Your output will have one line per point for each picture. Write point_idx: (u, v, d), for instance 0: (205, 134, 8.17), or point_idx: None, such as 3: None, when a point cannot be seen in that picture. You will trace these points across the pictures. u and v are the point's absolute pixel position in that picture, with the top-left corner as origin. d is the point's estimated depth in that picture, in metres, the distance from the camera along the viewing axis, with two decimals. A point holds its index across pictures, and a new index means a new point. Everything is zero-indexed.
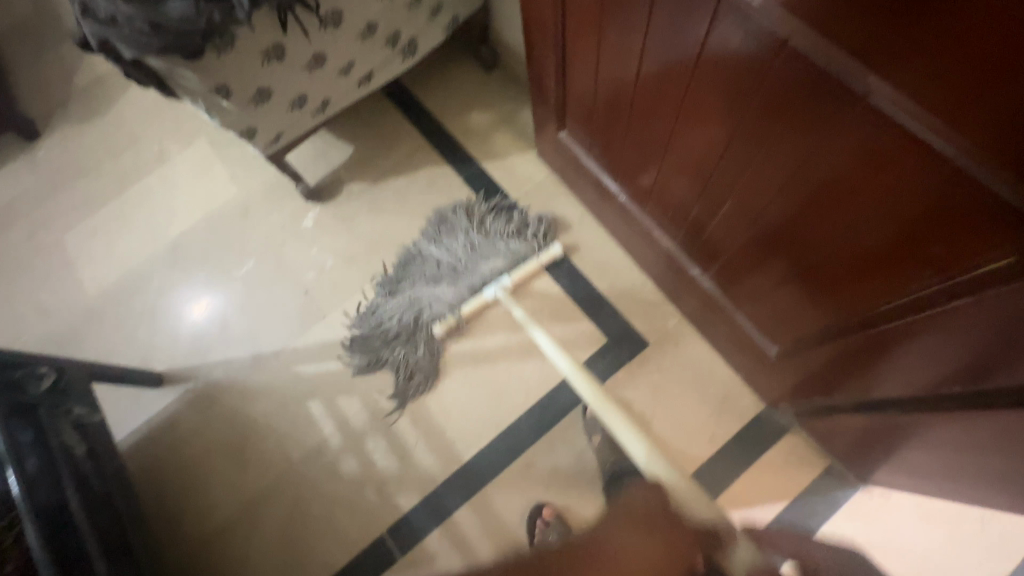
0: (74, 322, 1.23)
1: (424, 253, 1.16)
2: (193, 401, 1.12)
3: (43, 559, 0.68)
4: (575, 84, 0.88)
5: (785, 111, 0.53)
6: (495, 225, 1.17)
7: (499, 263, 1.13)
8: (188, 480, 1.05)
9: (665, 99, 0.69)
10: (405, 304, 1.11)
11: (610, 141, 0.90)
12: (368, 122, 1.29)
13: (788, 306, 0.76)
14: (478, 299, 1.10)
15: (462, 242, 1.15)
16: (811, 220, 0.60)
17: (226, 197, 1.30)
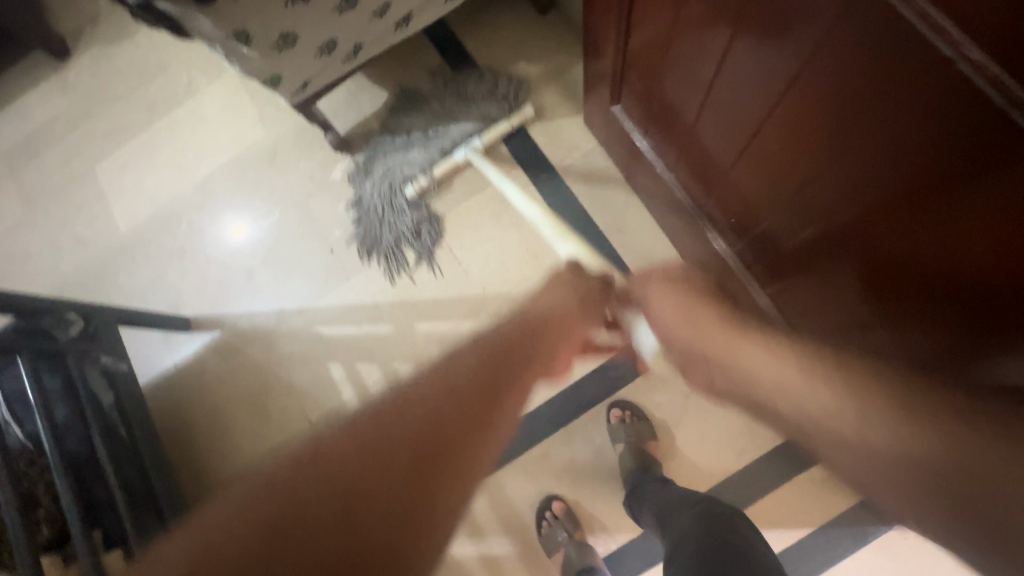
0: (107, 257, 1.24)
1: (398, 127, 1.14)
2: (218, 349, 1.13)
3: (72, 510, 0.71)
4: (637, 56, 0.75)
5: (901, 115, 0.41)
6: (467, 87, 1.13)
7: (471, 125, 1.11)
8: (212, 426, 1.09)
9: (742, 72, 0.56)
10: (388, 178, 1.12)
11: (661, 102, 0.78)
12: (404, 67, 1.18)
13: (843, 328, 0.67)
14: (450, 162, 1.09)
15: (434, 108, 1.12)
16: (898, 247, 0.49)
17: (254, 138, 1.24)
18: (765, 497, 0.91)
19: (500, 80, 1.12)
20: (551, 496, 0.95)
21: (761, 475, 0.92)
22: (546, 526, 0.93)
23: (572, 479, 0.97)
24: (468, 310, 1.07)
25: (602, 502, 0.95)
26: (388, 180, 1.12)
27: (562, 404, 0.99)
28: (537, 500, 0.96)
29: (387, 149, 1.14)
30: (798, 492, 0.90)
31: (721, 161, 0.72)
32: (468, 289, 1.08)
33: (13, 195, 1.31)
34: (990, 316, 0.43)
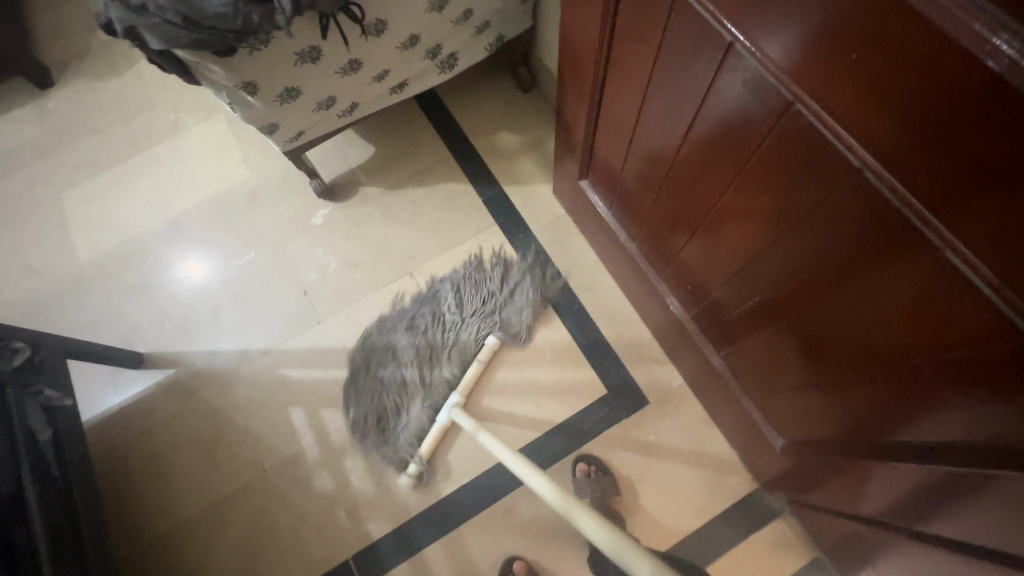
0: (60, 286, 1.19)
1: (418, 321, 1.09)
2: (171, 388, 1.07)
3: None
4: (604, 144, 0.87)
5: (806, 195, 0.51)
6: (486, 288, 1.11)
7: (468, 344, 1.07)
8: (153, 471, 1.01)
9: (684, 157, 0.68)
10: (390, 388, 1.04)
11: (613, 172, 0.90)
12: (393, 127, 1.26)
13: (784, 384, 0.75)
14: (435, 429, 1.00)
15: (457, 312, 1.09)
16: (817, 304, 0.58)
17: (236, 179, 1.26)
18: (723, 556, 0.92)
19: (511, 288, 1.11)
20: (512, 555, 0.93)
21: (719, 533, 0.94)
22: None
23: (536, 536, 0.94)
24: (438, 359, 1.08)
25: (566, 561, 0.93)
26: (393, 382, 1.04)
27: (529, 456, 1.00)
28: (498, 559, 0.93)
29: (400, 343, 1.08)
30: (754, 550, 0.92)
31: (665, 217, 0.82)
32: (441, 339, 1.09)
33: None
34: (896, 356, 0.51)
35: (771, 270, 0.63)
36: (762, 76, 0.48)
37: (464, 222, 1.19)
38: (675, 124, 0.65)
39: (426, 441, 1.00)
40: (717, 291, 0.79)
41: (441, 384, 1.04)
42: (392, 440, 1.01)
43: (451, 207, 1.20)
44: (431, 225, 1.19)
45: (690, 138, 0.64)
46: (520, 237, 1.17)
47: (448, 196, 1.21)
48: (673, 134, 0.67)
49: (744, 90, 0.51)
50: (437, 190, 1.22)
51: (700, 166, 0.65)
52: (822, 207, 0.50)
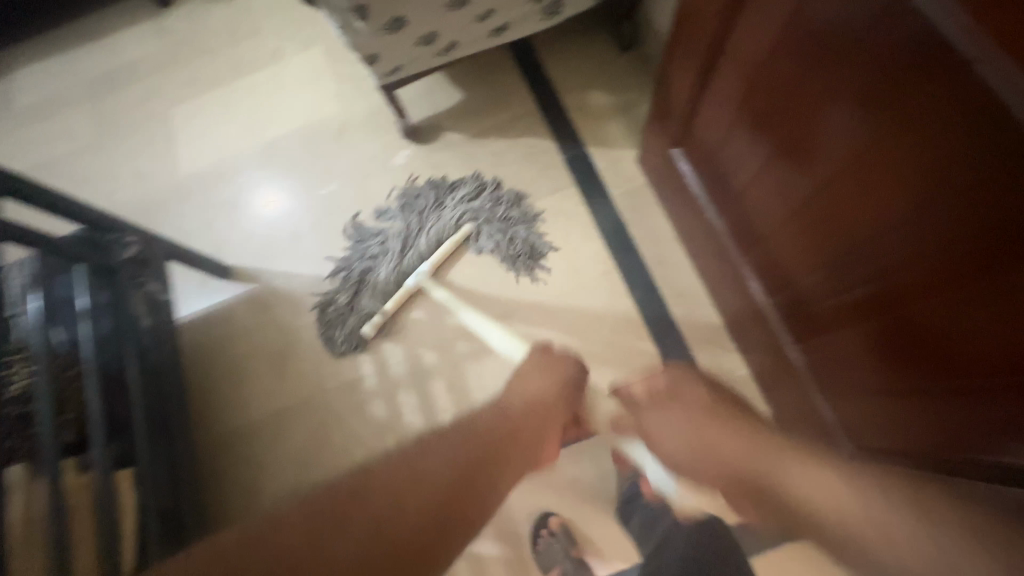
0: (163, 194, 1.28)
1: (416, 200, 1.18)
2: (251, 302, 1.15)
3: (98, 418, 0.73)
4: (707, 113, 0.83)
5: (952, 164, 0.45)
6: (496, 204, 1.15)
7: (448, 225, 1.13)
8: (229, 375, 1.10)
9: (801, 123, 0.62)
10: (372, 247, 1.15)
11: (712, 143, 0.85)
12: (483, 74, 1.24)
13: (871, 390, 0.68)
14: (401, 290, 1.09)
15: (455, 208, 1.15)
16: (935, 295, 0.52)
17: (327, 112, 1.29)
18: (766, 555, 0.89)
19: (515, 219, 1.13)
20: (547, 511, 0.94)
21: (764, 532, 0.91)
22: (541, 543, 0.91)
23: (574, 498, 0.95)
24: (500, 311, 1.08)
25: (600, 527, 0.93)
26: (376, 241, 1.15)
27: None
28: (533, 512, 0.95)
29: (393, 215, 1.18)
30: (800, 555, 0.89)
31: (762, 203, 0.77)
32: (505, 292, 1.09)
33: (89, 121, 1.37)
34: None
35: (881, 254, 0.57)
36: (929, 14, 0.42)
37: (542, 180, 1.16)
38: (802, 93, 0.61)
39: (392, 299, 1.09)
40: (805, 286, 0.74)
41: (415, 253, 1.12)
42: (361, 294, 1.11)
43: (531, 162, 1.18)
44: (509, 177, 1.17)
45: (817, 109, 0.59)
46: (598, 201, 1.13)
47: (530, 151, 1.19)
48: (796, 106, 0.62)
49: (902, 35, 0.46)
50: (519, 143, 1.19)
51: (818, 142, 0.61)
52: (971, 176, 0.44)
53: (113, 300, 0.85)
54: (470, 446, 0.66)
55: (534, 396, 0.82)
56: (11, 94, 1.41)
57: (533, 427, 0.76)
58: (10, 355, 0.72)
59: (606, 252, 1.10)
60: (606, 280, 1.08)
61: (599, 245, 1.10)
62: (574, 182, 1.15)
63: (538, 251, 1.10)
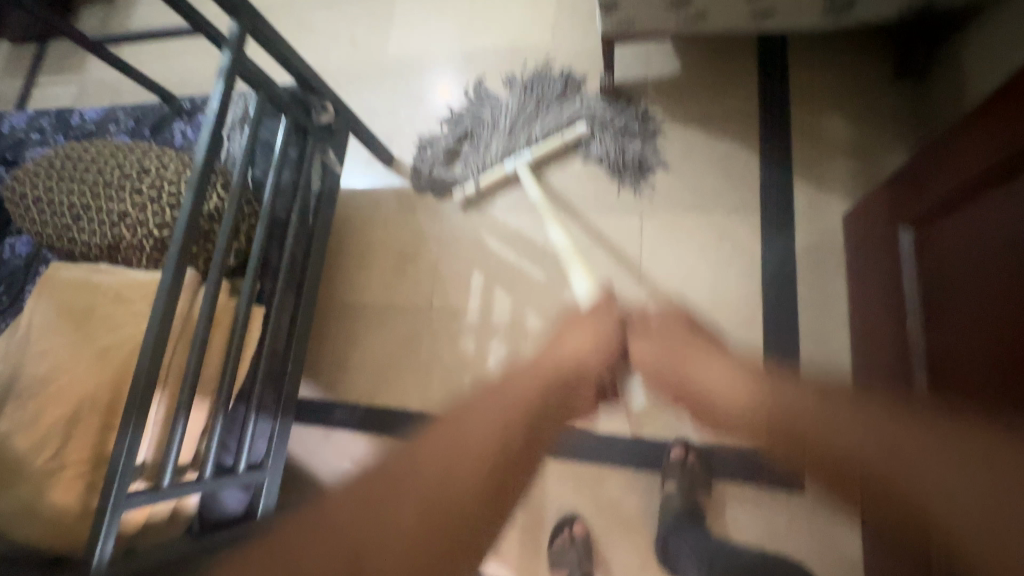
0: (365, 67, 1.35)
1: (537, 86, 1.18)
2: (401, 198, 1.21)
3: (256, 257, 0.83)
4: (982, 206, 0.63)
5: None
6: (617, 112, 1.11)
7: (563, 121, 1.12)
8: (357, 255, 1.19)
9: None
10: (486, 119, 1.18)
11: (966, 245, 0.65)
12: (714, 55, 1.09)
13: None
14: (499, 168, 1.13)
15: (577, 107, 1.13)
16: None
17: (537, 39, 1.24)
18: None
19: (632, 132, 1.09)
20: (575, 515, 0.94)
21: None
22: (557, 543, 0.92)
23: (608, 517, 0.93)
24: None
25: (620, 556, 0.91)
26: (491, 116, 1.18)
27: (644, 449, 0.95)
28: (564, 507, 0.95)
29: (512, 92, 1.20)
30: None
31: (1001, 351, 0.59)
32: (629, 292, 1.03)
33: None
34: None
35: None
36: None
37: (725, 193, 1.03)
38: None
39: (488, 175, 1.14)
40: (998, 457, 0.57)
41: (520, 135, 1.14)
42: (465, 158, 1.18)
43: (722, 170, 1.04)
44: (687, 176, 1.06)
45: None
46: (777, 243, 0.98)
47: (726, 158, 1.05)
48: None
49: None
50: (717, 143, 1.06)
51: None
52: None
53: (299, 157, 0.93)
54: (508, 407, 0.58)
55: (579, 357, 0.72)
56: None
57: (541, 387, 0.63)
58: (214, 179, 0.83)
59: (757, 300, 0.97)
60: (743, 329, 0.96)
61: (754, 289, 0.97)
62: (760, 211, 1.01)
63: (648, 167, 1.08)
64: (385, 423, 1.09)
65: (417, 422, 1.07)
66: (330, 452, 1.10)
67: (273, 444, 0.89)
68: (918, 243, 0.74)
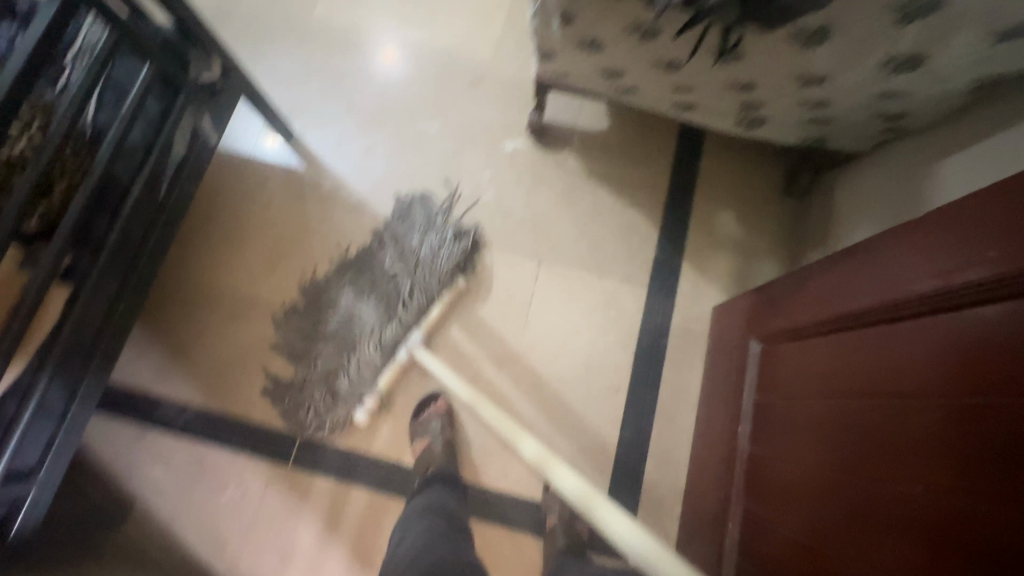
0: (282, 23, 1.19)
1: (382, 249, 1.04)
2: (290, 180, 1.08)
3: (69, 224, 0.67)
4: (808, 342, 0.70)
5: None
6: (427, 238, 1.04)
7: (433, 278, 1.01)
8: (225, 233, 1.04)
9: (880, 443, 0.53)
10: (367, 335, 0.99)
11: (795, 371, 0.72)
12: (641, 126, 1.12)
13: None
14: (391, 367, 0.96)
15: (387, 268, 1.02)
16: None
17: (478, 53, 1.18)
18: None
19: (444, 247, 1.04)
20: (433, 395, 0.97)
21: None
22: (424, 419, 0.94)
23: None
24: (496, 354, 1.00)
25: None
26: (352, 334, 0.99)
27: (490, 498, 0.94)
28: None
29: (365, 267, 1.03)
30: None
31: (840, 515, 0.56)
32: (511, 336, 1.01)
33: None
34: None
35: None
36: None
37: (621, 261, 1.06)
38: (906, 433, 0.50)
39: (382, 378, 0.97)
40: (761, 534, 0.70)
41: (415, 309, 1.00)
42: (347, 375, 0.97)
43: (623, 238, 1.07)
44: (590, 236, 1.07)
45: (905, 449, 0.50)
46: (655, 320, 1.03)
47: (629, 227, 1.07)
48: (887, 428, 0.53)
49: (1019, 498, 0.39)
50: (625, 211, 1.08)
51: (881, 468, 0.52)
52: None
53: (161, 114, 0.78)
54: None
55: None
56: None
57: None
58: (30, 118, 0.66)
59: (627, 370, 1.00)
60: (608, 395, 0.99)
61: (625, 360, 1.01)
62: (648, 286, 1.05)
63: (576, 239, 1.06)
64: (217, 431, 0.96)
65: (255, 435, 0.96)
66: (141, 455, 0.95)
67: (53, 447, 0.73)
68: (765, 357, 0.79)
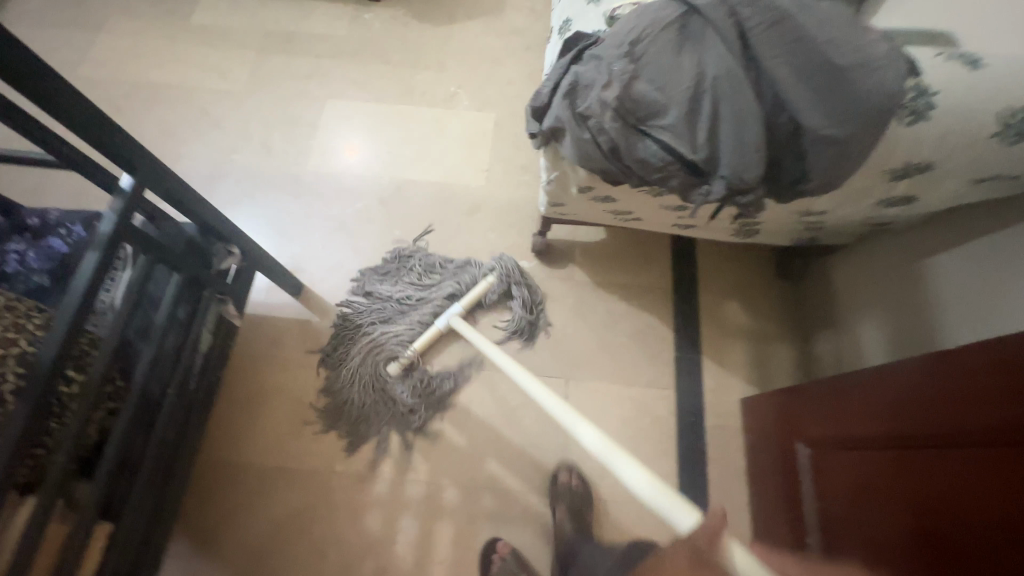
0: (279, 179, 1.24)
1: (400, 270, 1.13)
2: (307, 335, 1.08)
3: (110, 457, 0.66)
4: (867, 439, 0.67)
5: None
6: (405, 284, 1.11)
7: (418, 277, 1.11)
8: (245, 403, 1.02)
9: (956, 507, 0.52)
10: (383, 339, 1.05)
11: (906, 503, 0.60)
12: (636, 232, 1.19)
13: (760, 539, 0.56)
14: (431, 330, 1.04)
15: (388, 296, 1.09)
16: None
17: (471, 181, 1.25)
18: None
19: (437, 285, 1.10)
20: (493, 541, 0.94)
21: None
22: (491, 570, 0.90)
23: None
24: (540, 485, 0.98)
25: None
26: (367, 373, 1.02)
27: None
28: None
29: (385, 292, 1.10)
30: None
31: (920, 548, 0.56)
32: (554, 462, 1.00)
33: (249, 77, 1.36)
34: None
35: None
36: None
37: (645, 365, 1.08)
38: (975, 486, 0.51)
39: (421, 339, 1.04)
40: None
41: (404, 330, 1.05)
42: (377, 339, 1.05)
43: (642, 342, 1.10)
44: (608, 344, 1.09)
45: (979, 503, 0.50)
46: (689, 421, 1.04)
47: (645, 330, 1.11)
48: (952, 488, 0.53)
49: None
50: (636, 316, 1.12)
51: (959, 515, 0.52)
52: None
53: (189, 316, 0.78)
54: None
55: None
56: (196, 14, 1.44)
57: None
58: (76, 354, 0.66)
59: (673, 479, 1.00)
60: None
61: (669, 468, 1.01)
62: (675, 386, 1.07)
63: (599, 350, 1.09)
64: None
65: None
66: None
67: None
68: (811, 458, 0.80)
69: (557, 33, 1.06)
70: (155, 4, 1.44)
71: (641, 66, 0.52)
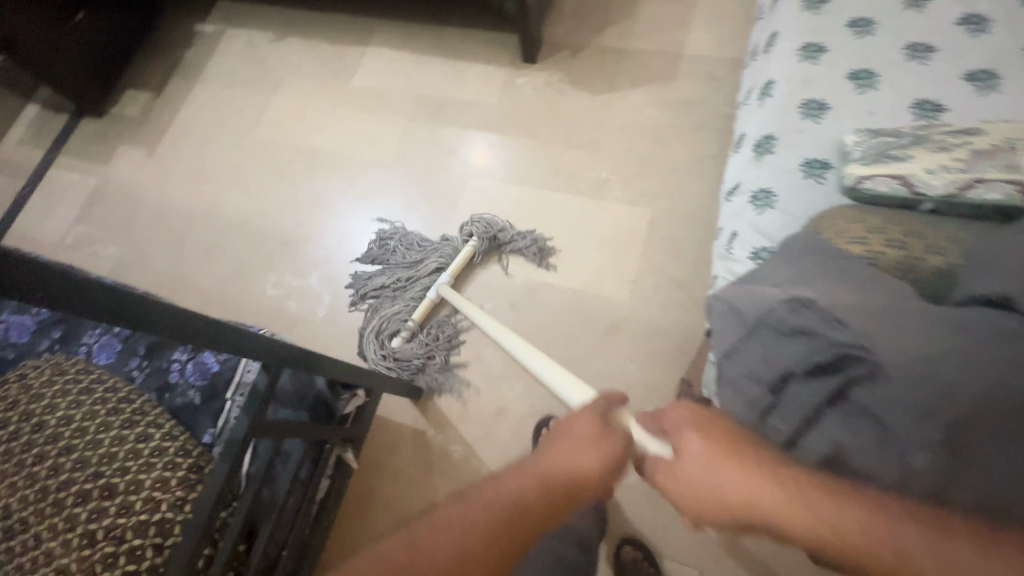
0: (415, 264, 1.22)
1: (387, 246, 1.22)
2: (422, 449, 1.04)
3: None
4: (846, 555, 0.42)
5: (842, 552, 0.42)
6: (394, 266, 1.19)
7: (413, 258, 1.18)
8: (359, 512, 1.02)
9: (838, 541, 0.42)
10: (380, 317, 1.13)
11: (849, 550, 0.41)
12: None
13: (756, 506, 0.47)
14: (426, 301, 1.12)
15: (381, 281, 1.18)
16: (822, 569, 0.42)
17: (614, 290, 1.09)
18: None
19: (423, 258, 1.18)
20: None
21: None
22: None
23: None
24: None
25: None
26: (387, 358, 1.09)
27: None
28: None
29: (378, 274, 1.19)
30: None
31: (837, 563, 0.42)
32: None
33: (399, 146, 1.35)
34: None
35: None
36: None
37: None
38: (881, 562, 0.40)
39: (417, 309, 1.12)
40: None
41: (402, 306, 1.14)
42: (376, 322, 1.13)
43: None
44: None
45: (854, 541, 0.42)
46: None
47: None
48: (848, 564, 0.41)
49: None
50: None
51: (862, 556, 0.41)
52: None
53: (312, 471, 0.77)
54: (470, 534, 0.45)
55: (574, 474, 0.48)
56: (357, 74, 1.45)
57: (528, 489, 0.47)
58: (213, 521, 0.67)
59: None
60: None
61: None
62: None
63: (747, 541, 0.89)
64: None
65: None
66: None
67: None
68: None
69: (750, 146, 0.84)
70: (323, 63, 1.49)
71: (967, 469, 0.43)
